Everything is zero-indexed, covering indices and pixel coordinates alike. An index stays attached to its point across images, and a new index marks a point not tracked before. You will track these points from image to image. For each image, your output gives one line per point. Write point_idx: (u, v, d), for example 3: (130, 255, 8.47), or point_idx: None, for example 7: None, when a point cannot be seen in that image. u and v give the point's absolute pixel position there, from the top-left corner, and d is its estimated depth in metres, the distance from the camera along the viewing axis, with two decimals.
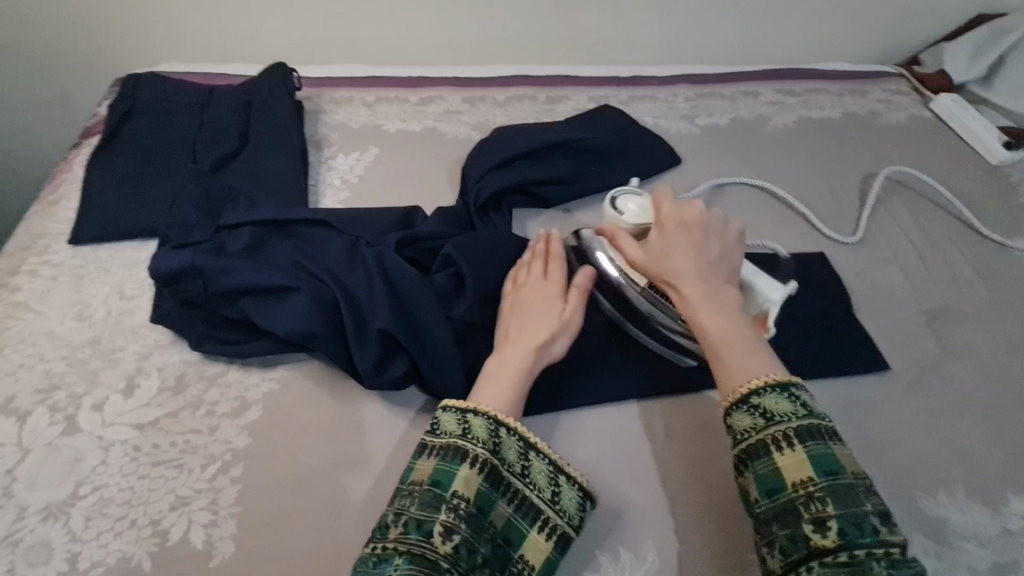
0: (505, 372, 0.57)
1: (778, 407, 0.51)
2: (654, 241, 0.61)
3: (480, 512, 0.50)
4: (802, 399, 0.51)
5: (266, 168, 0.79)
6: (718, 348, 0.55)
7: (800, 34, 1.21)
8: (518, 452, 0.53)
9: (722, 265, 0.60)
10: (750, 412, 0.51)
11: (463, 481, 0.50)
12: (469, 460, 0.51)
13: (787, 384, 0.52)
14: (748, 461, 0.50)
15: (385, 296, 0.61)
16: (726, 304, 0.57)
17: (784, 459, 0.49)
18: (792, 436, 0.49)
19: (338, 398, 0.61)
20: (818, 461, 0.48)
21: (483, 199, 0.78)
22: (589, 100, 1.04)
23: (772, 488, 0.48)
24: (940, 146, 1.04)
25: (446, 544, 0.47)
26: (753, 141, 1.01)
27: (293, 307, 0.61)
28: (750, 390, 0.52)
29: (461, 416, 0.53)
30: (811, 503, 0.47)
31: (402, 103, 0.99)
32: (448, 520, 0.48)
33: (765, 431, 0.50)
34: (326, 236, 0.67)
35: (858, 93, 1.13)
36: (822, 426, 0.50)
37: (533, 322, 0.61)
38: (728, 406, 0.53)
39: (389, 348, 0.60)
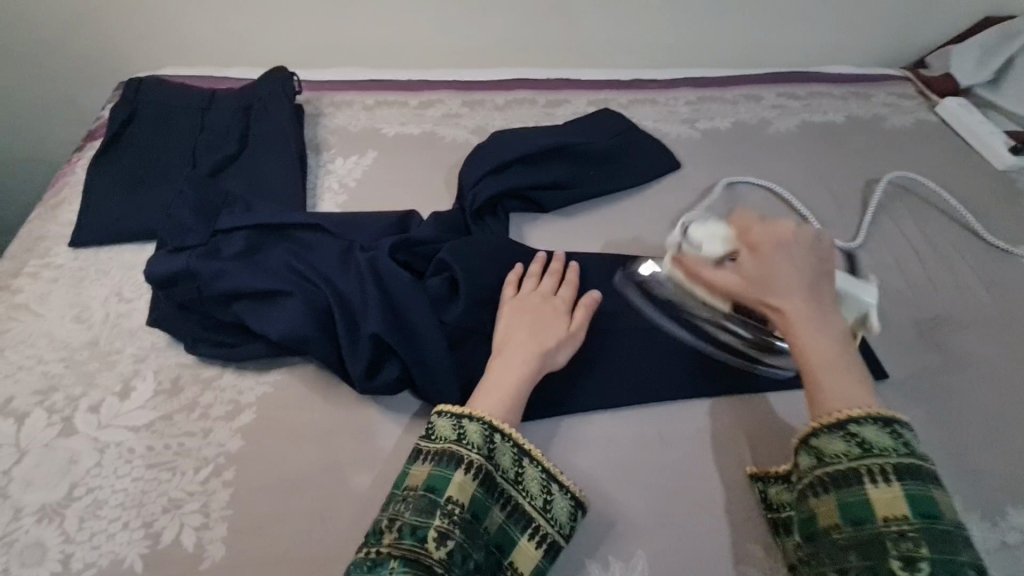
0: (508, 376, 0.57)
1: (878, 440, 0.49)
2: (748, 262, 0.60)
3: (474, 518, 0.50)
4: (904, 435, 0.50)
5: (265, 172, 0.80)
6: (819, 378, 0.53)
7: (804, 38, 1.20)
8: (512, 459, 0.53)
9: (822, 286, 0.58)
10: (844, 439, 0.50)
11: (458, 486, 0.50)
12: (465, 465, 0.51)
13: (890, 419, 0.50)
14: (832, 486, 0.49)
15: (378, 301, 0.61)
16: (829, 327, 0.55)
17: (877, 492, 0.47)
18: (890, 472, 0.48)
19: (331, 402, 0.62)
20: (916, 502, 0.47)
21: (480, 203, 0.79)
22: (589, 103, 1.04)
23: (859, 518, 0.47)
24: (945, 150, 1.03)
25: (439, 549, 0.47)
26: (754, 146, 1.00)
27: (285, 312, 0.61)
28: (848, 417, 0.50)
29: (456, 422, 0.53)
30: (901, 540, 0.45)
31: (401, 107, 0.99)
32: (442, 526, 0.48)
33: (859, 460, 0.49)
34: (321, 240, 0.67)
35: (862, 96, 1.11)
36: (924, 468, 0.48)
37: (540, 332, 0.62)
38: (817, 427, 0.52)
39: (380, 353, 0.61)
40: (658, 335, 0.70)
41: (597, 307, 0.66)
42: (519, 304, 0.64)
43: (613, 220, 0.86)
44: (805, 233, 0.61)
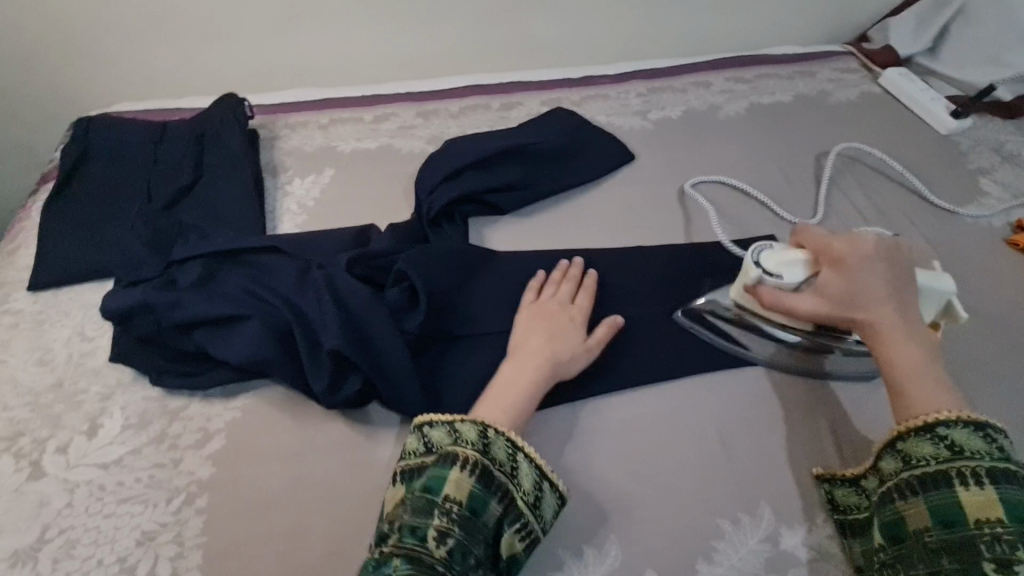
0: (518, 380, 0.60)
1: (970, 444, 0.50)
2: (834, 284, 0.59)
3: (473, 515, 0.50)
4: (999, 441, 0.50)
5: (221, 199, 0.80)
6: (903, 387, 0.55)
7: (748, 22, 1.23)
8: (508, 454, 0.54)
9: (904, 292, 0.59)
10: (934, 442, 0.51)
11: (453, 484, 0.51)
12: (459, 464, 0.52)
13: (981, 422, 0.51)
14: (920, 488, 0.51)
15: (336, 316, 0.62)
16: (916, 334, 0.57)
17: (968, 496, 0.48)
18: (983, 475, 0.49)
19: (300, 420, 0.62)
20: (1010, 505, 0.47)
21: (436, 211, 0.79)
22: (542, 104, 1.06)
23: (951, 520, 0.48)
24: (890, 119, 1.06)
25: (440, 547, 0.48)
26: (706, 131, 1.03)
27: (244, 335, 0.62)
28: (937, 419, 0.51)
29: (450, 427, 0.55)
30: (995, 544, 0.46)
31: (356, 123, 1.00)
32: (441, 524, 0.49)
33: (949, 463, 0.50)
34: (276, 262, 0.68)
35: (808, 74, 1.14)
36: (1017, 473, 0.49)
37: (557, 340, 0.64)
38: (903, 432, 0.53)
39: (342, 368, 0.61)
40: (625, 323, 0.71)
41: (616, 327, 0.68)
42: (540, 312, 0.67)
43: (571, 216, 0.87)
44: (881, 243, 0.61)
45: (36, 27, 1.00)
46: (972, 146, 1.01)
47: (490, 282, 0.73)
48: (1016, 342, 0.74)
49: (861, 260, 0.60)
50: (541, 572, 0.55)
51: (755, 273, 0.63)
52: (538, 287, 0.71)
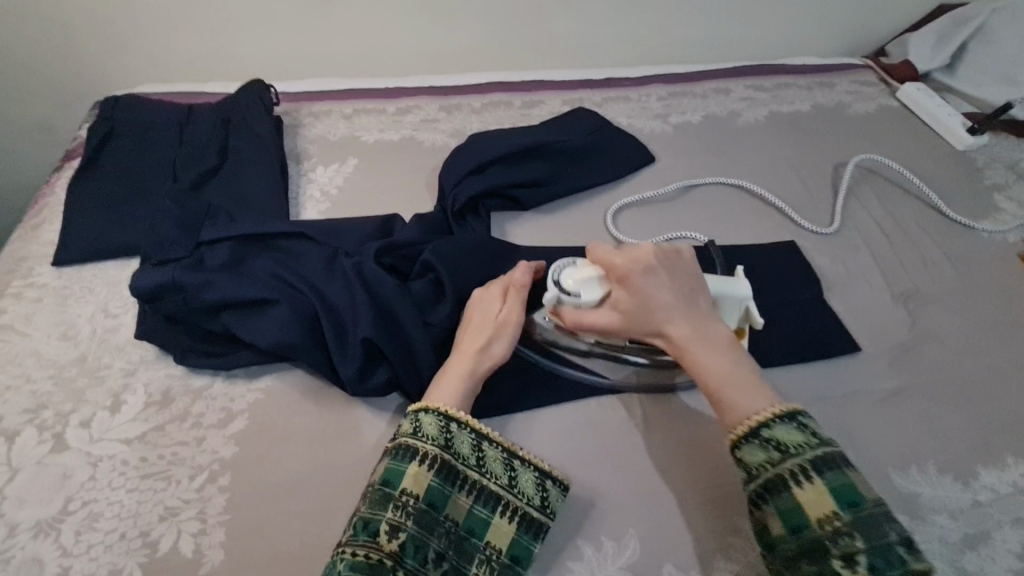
0: (448, 377, 0.59)
1: (790, 438, 0.50)
2: (623, 299, 0.60)
3: (431, 507, 0.52)
4: (811, 426, 0.51)
5: (246, 184, 0.81)
6: (719, 393, 0.55)
7: (769, 32, 1.24)
8: (472, 445, 0.55)
9: (697, 296, 0.60)
10: (762, 446, 0.51)
11: (412, 479, 0.52)
12: (417, 457, 0.53)
13: (795, 413, 0.52)
14: (767, 496, 0.50)
15: (365, 306, 0.62)
16: (719, 340, 0.57)
17: (804, 495, 0.48)
18: (810, 468, 0.49)
19: (323, 405, 0.63)
20: (840, 494, 0.47)
21: (460, 204, 0.80)
22: (564, 103, 1.07)
23: (796, 525, 0.48)
24: (907, 133, 1.07)
25: (391, 542, 0.50)
26: (725, 137, 1.03)
27: (272, 319, 0.61)
28: (760, 421, 0.51)
29: (413, 418, 0.55)
30: (838, 540, 0.46)
31: (380, 114, 1.01)
32: (395, 519, 0.51)
33: (781, 464, 0.50)
34: (305, 248, 0.68)
35: (827, 85, 1.16)
36: (836, 453, 0.50)
37: (473, 329, 0.63)
38: (736, 439, 0.52)
39: (370, 357, 0.61)
40: None
41: (526, 283, 0.66)
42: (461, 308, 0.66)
43: (591, 215, 0.88)
44: (659, 250, 0.61)
45: (65, 6, 1.01)
46: (987, 162, 1.02)
47: None
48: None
49: (644, 271, 0.60)
50: (560, 562, 0.56)
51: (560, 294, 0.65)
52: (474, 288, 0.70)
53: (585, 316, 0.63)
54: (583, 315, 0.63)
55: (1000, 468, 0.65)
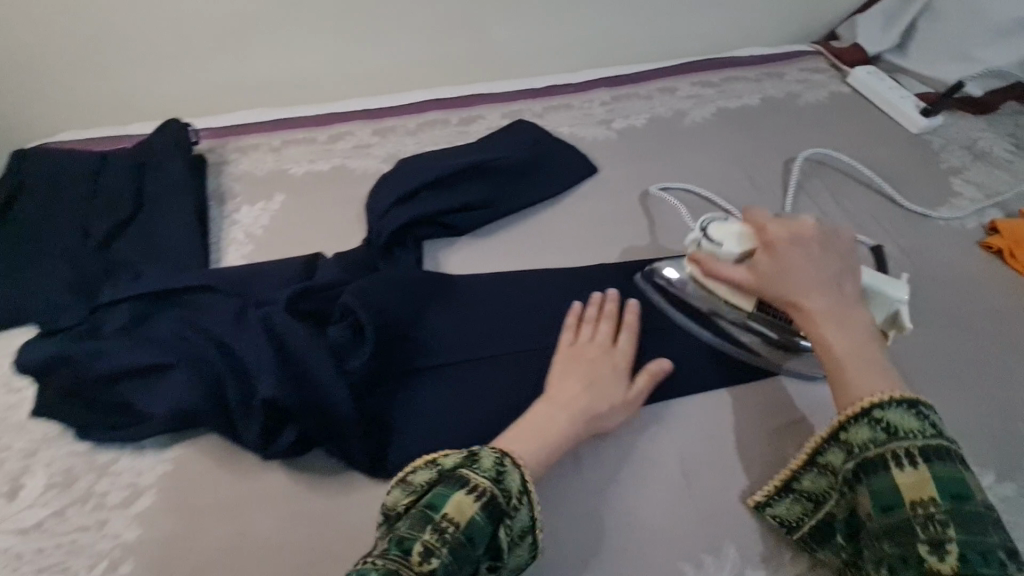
0: (533, 420, 0.58)
1: (904, 424, 0.50)
2: (763, 262, 0.62)
3: (468, 543, 0.46)
4: (930, 418, 0.51)
5: (161, 232, 0.77)
6: (840, 368, 0.56)
7: (715, 25, 1.20)
8: (520, 487, 0.50)
9: (842, 280, 0.60)
10: (870, 426, 0.52)
11: (456, 504, 0.47)
12: (468, 486, 0.48)
13: (914, 402, 0.52)
14: (863, 474, 0.51)
15: (271, 360, 0.57)
16: (853, 322, 0.58)
17: (902, 477, 0.48)
18: (917, 455, 0.49)
19: (237, 472, 0.58)
20: (945, 484, 0.47)
21: (387, 236, 0.75)
22: (503, 117, 1.03)
23: (888, 504, 0.48)
24: (860, 120, 1.03)
25: (423, 565, 0.44)
26: (672, 140, 0.99)
27: (172, 385, 0.57)
28: (872, 403, 0.52)
29: (473, 452, 0.52)
30: (927, 524, 0.46)
31: (310, 143, 0.97)
32: (430, 540, 0.45)
33: (886, 445, 0.50)
34: (212, 301, 0.64)
35: (776, 76, 1.12)
36: (952, 449, 0.49)
37: (596, 393, 0.61)
38: (846, 419, 0.53)
39: (277, 416, 0.57)
40: None
41: (659, 375, 0.65)
42: (563, 355, 0.65)
43: (531, 236, 0.84)
44: (818, 228, 0.63)
45: None
46: (943, 145, 0.98)
47: (445, 315, 0.71)
48: (990, 352, 0.72)
49: (794, 242, 0.62)
50: None
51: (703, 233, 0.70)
52: (575, 323, 0.69)
53: (717, 267, 0.66)
54: (720, 268, 0.66)
55: None
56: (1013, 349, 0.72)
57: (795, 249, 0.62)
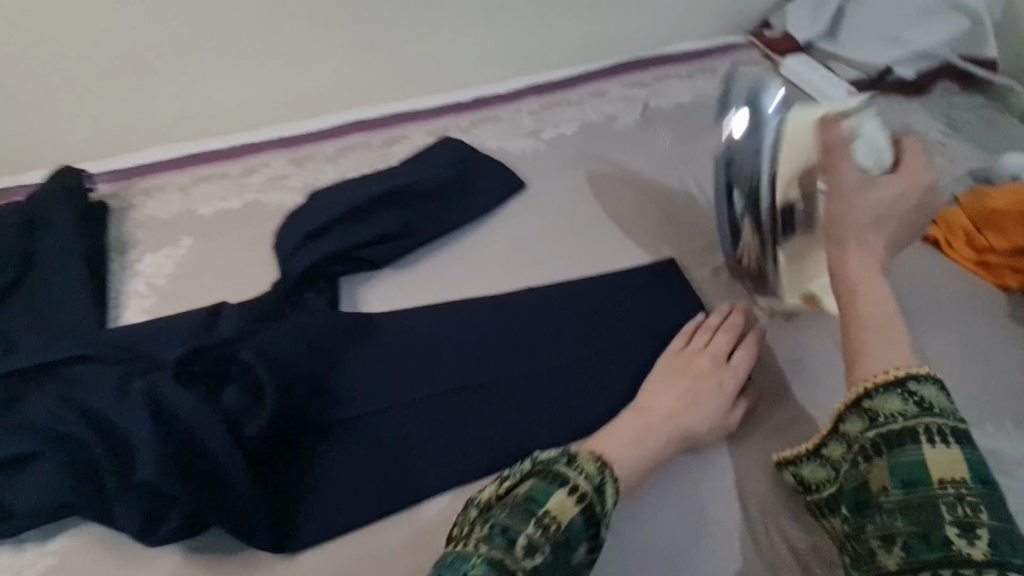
0: (627, 427, 0.59)
1: (937, 400, 0.48)
2: (852, 178, 0.62)
3: (567, 543, 0.47)
4: (953, 402, 0.49)
5: (48, 294, 0.71)
6: (867, 321, 0.55)
7: (645, 22, 1.17)
8: (614, 496, 0.52)
9: (895, 248, 0.62)
10: (903, 398, 0.49)
11: (557, 504, 0.48)
12: (569, 487, 0.50)
13: (941, 381, 0.50)
14: (886, 447, 0.48)
15: (149, 439, 0.52)
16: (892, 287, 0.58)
17: (933, 454, 0.46)
18: (947, 434, 0.47)
19: (125, 560, 0.53)
20: (974, 467, 0.46)
21: (296, 278, 0.71)
22: (428, 134, 0.98)
23: (913, 480, 0.46)
24: (794, 111, 1.01)
25: (525, 560, 0.45)
26: (604, 146, 0.96)
27: (42, 475, 0.52)
28: (908, 375, 0.50)
29: (568, 452, 0.53)
30: (956, 505, 0.44)
31: (222, 179, 0.91)
32: (533, 536, 0.47)
33: (916, 419, 0.48)
34: (89, 372, 0.58)
35: (709, 71, 1.09)
36: (972, 435, 0.48)
37: (693, 406, 0.62)
38: (871, 388, 0.51)
39: (161, 499, 0.52)
40: (524, 385, 0.66)
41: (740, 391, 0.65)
42: (671, 360, 0.67)
43: (455, 262, 0.80)
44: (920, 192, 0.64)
45: None
46: None
47: (360, 362, 0.66)
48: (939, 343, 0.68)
49: (891, 191, 0.62)
50: None
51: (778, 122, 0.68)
52: (688, 332, 0.70)
53: (843, 164, 0.63)
54: (844, 168, 0.63)
55: None
56: (964, 339, 0.68)
57: (883, 187, 0.62)
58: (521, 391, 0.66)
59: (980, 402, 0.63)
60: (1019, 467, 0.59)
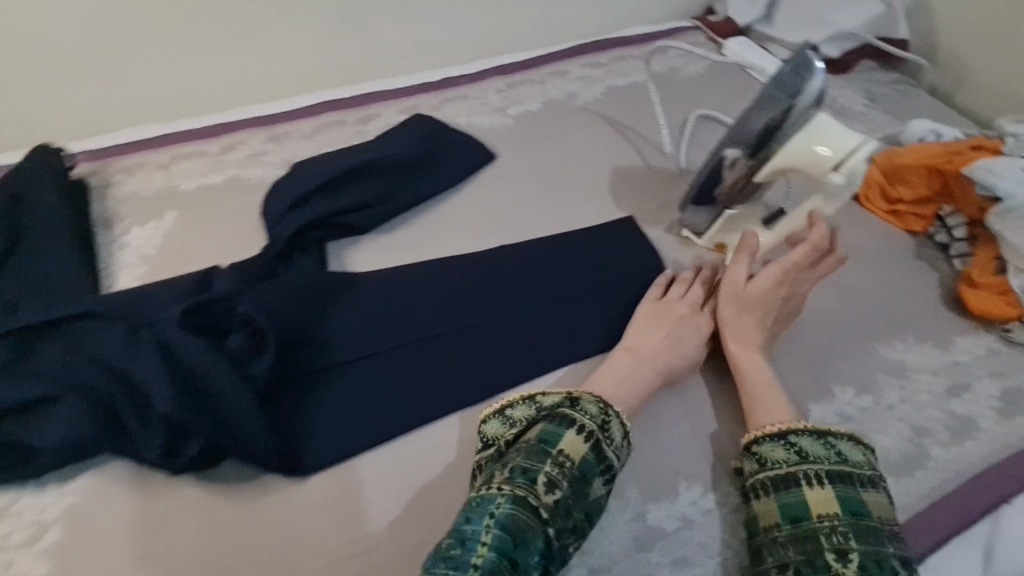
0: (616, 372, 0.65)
1: (813, 449, 0.56)
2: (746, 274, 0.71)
3: (583, 478, 0.54)
4: (837, 445, 0.56)
5: (36, 265, 0.73)
6: (754, 397, 0.64)
7: (600, 8, 1.26)
8: (622, 435, 0.58)
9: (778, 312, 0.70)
10: (784, 447, 0.57)
11: (569, 443, 0.54)
12: (576, 427, 0.56)
13: (824, 431, 0.57)
14: (772, 489, 0.55)
15: (165, 375, 0.57)
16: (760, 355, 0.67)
17: (811, 495, 0.54)
18: (821, 476, 0.54)
19: (145, 493, 0.59)
20: (844, 502, 0.53)
21: (283, 243, 0.75)
22: (400, 113, 1.04)
23: (796, 516, 0.53)
24: (735, 88, 1.11)
25: (548, 495, 0.52)
26: (565, 120, 1.03)
27: (60, 416, 0.56)
28: (790, 429, 0.58)
29: (592, 403, 0.58)
30: (833, 536, 0.51)
31: (200, 157, 0.94)
32: (551, 474, 0.53)
33: (795, 465, 0.56)
34: (94, 328, 0.61)
35: (659, 51, 1.18)
36: (854, 472, 0.55)
37: (680, 345, 0.69)
38: (761, 437, 0.59)
39: (180, 429, 0.57)
40: (501, 329, 0.74)
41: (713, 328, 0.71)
42: (659, 305, 0.72)
43: (432, 227, 0.86)
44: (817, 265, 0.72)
45: None
46: None
47: (349, 311, 0.72)
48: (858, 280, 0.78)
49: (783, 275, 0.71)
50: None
51: (814, 90, 0.64)
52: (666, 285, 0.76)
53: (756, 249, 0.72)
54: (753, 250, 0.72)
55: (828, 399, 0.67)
56: (877, 275, 0.79)
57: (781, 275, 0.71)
58: (498, 336, 0.73)
59: (888, 323, 0.74)
60: (919, 373, 0.69)
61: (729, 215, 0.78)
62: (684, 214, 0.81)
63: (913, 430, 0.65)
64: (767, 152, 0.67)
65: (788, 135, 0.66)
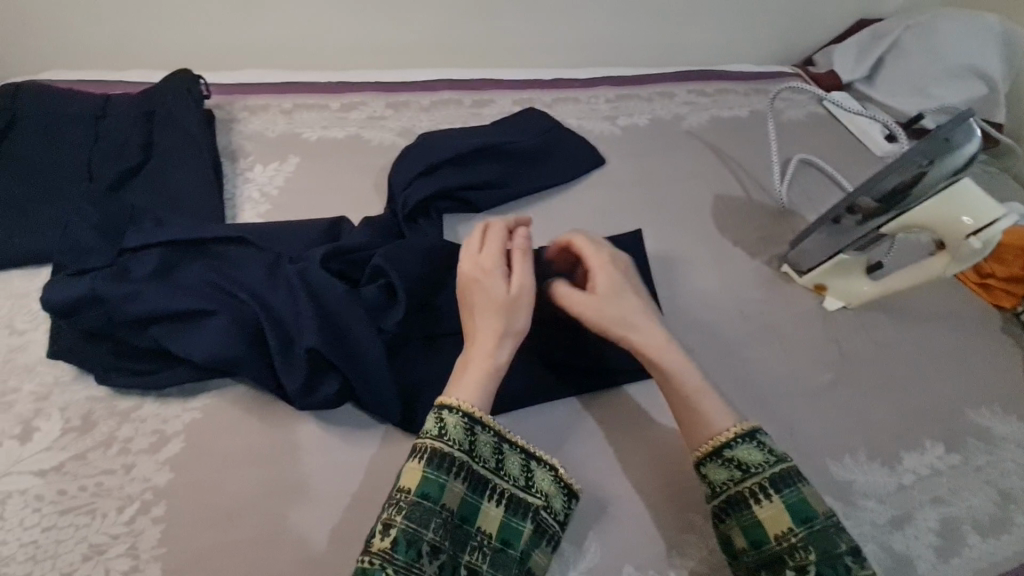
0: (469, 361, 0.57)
1: (750, 459, 0.56)
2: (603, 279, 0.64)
3: (426, 498, 0.51)
4: (768, 445, 0.57)
5: (171, 183, 0.75)
6: (693, 403, 0.60)
7: (709, 39, 1.29)
8: (461, 429, 0.53)
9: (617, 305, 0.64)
10: (725, 465, 0.57)
11: (405, 474, 0.51)
12: (409, 453, 0.52)
13: (753, 432, 0.58)
14: (729, 511, 0.56)
15: (312, 313, 0.59)
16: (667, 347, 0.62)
17: (764, 512, 0.55)
18: (766, 488, 0.55)
19: (268, 422, 0.60)
20: (793, 510, 0.54)
21: (411, 206, 0.78)
22: (514, 104, 1.06)
23: (758, 537, 0.54)
24: (834, 140, 1.14)
25: (383, 539, 0.49)
26: (672, 140, 1.06)
27: (209, 332, 0.59)
28: (721, 441, 0.57)
29: (436, 416, 0.54)
30: (794, 552, 0.53)
31: (322, 110, 0.96)
32: (387, 517, 0.50)
33: (742, 483, 0.56)
34: (243, 254, 0.64)
35: (762, 92, 1.21)
36: (791, 470, 0.56)
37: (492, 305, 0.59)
38: (702, 457, 0.58)
39: (320, 368, 0.59)
40: None
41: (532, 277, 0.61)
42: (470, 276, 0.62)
43: (544, 218, 0.88)
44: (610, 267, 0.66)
45: None
46: None
47: None
48: (952, 344, 0.81)
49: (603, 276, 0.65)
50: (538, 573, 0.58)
51: (967, 154, 0.65)
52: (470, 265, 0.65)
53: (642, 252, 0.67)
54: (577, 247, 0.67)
55: (919, 450, 0.70)
56: (971, 342, 0.81)
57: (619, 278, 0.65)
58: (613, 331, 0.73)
59: (979, 390, 0.77)
60: (1006, 442, 0.73)
61: (840, 258, 0.79)
62: (793, 249, 0.83)
63: (997, 495, 0.69)
64: (890, 214, 0.71)
65: (927, 194, 0.68)
